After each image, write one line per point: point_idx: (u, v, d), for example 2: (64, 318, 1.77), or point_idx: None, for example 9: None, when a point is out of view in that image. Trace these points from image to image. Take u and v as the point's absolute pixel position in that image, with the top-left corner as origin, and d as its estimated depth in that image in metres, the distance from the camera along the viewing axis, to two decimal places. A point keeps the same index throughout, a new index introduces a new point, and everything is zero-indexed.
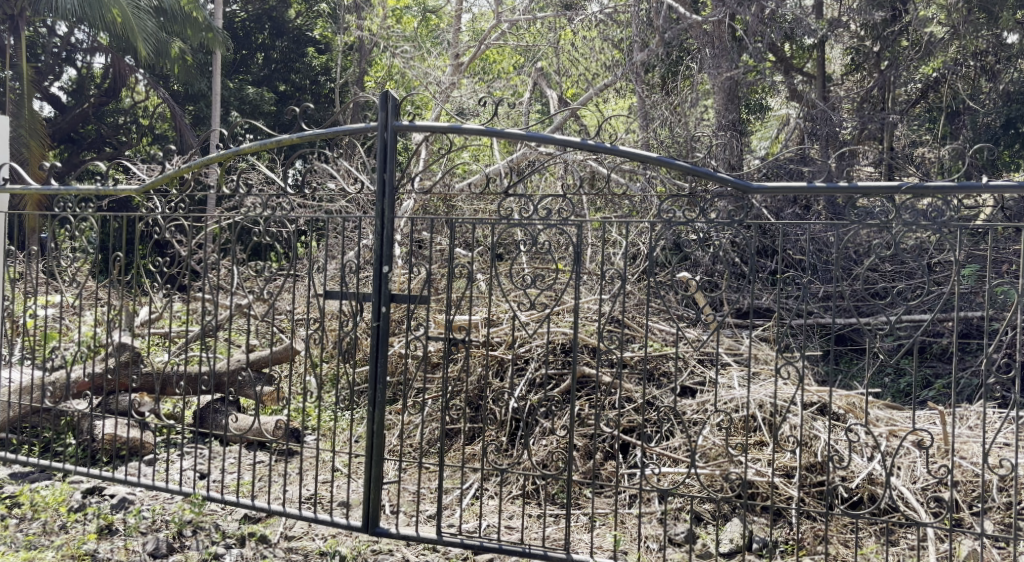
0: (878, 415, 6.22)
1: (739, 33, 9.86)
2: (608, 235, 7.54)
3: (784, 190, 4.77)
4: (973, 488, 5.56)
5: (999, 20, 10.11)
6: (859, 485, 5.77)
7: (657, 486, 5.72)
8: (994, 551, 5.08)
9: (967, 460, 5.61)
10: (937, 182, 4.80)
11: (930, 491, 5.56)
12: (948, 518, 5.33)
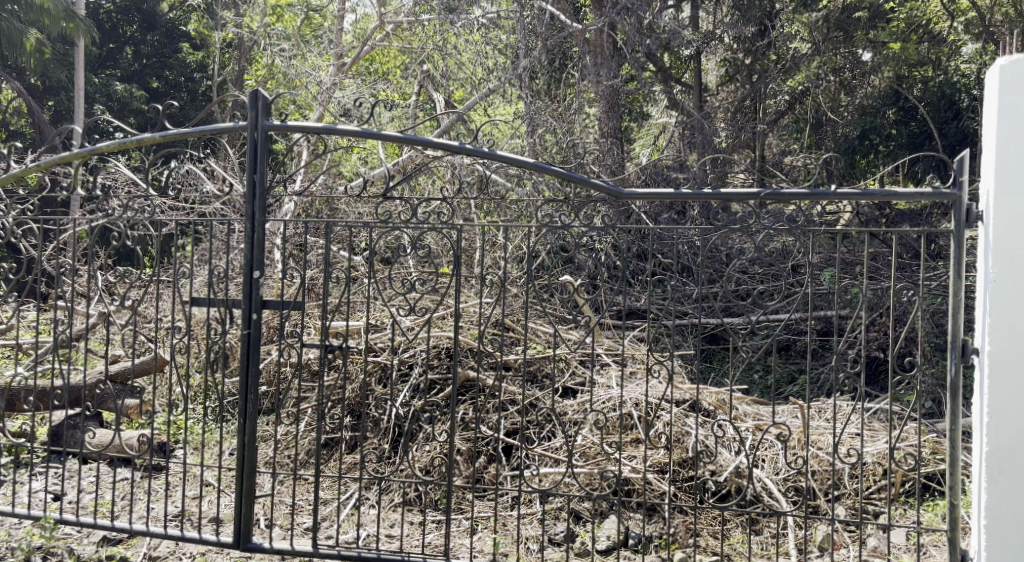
0: (747, 410, 6.49)
1: (619, 43, 10.06)
2: (490, 240, 7.58)
3: (652, 195, 4.91)
4: (826, 477, 5.89)
5: (854, 38, 10.91)
6: (727, 479, 6.01)
7: (536, 488, 5.80)
8: (847, 536, 5.40)
9: (823, 451, 5.94)
10: (794, 188, 5.02)
11: (790, 481, 5.85)
12: (807, 506, 5.63)
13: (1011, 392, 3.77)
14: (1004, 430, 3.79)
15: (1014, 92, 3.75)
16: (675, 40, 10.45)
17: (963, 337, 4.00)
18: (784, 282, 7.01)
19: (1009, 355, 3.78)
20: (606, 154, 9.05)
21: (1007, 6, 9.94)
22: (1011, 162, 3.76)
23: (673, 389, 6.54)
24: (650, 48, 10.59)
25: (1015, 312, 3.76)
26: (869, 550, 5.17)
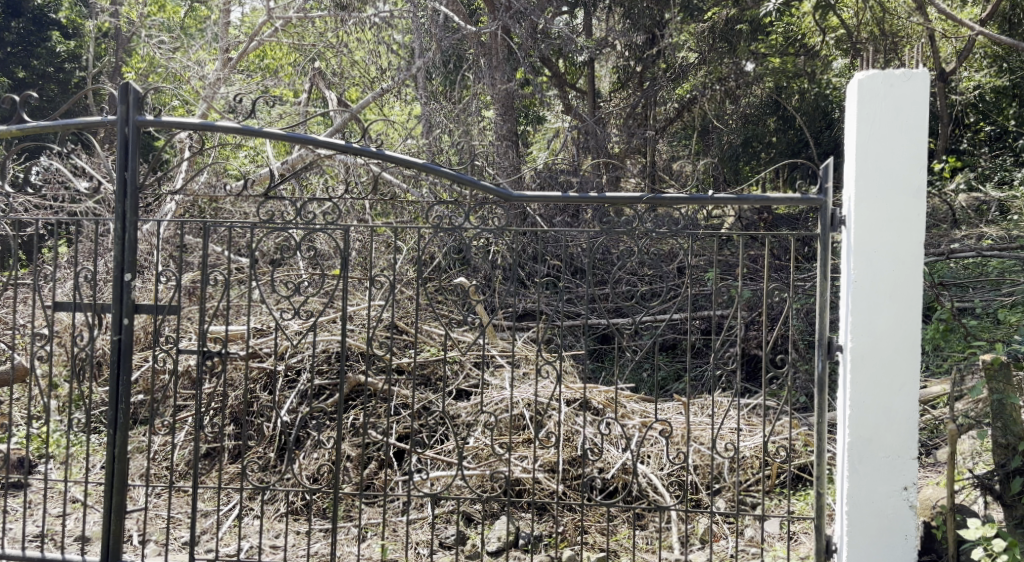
0: (635, 408, 6.56)
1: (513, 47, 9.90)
2: (382, 241, 7.45)
3: (539, 199, 4.92)
4: (707, 469, 6.04)
5: (738, 49, 10.70)
6: (614, 475, 6.05)
7: (427, 492, 5.68)
8: (726, 527, 5.55)
9: (705, 445, 6.08)
10: (676, 192, 5.12)
11: (674, 477, 5.96)
12: (689, 500, 5.77)
13: (870, 386, 3.98)
14: (864, 423, 3.98)
15: (871, 105, 3.95)
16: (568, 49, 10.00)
17: (828, 335, 4.18)
18: (672, 284, 7.12)
19: (869, 351, 3.98)
20: (502, 157, 9.03)
21: (871, 24, 10.30)
22: (869, 170, 3.96)
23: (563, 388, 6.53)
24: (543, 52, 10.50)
25: (874, 310, 3.96)
26: (746, 540, 5.33)
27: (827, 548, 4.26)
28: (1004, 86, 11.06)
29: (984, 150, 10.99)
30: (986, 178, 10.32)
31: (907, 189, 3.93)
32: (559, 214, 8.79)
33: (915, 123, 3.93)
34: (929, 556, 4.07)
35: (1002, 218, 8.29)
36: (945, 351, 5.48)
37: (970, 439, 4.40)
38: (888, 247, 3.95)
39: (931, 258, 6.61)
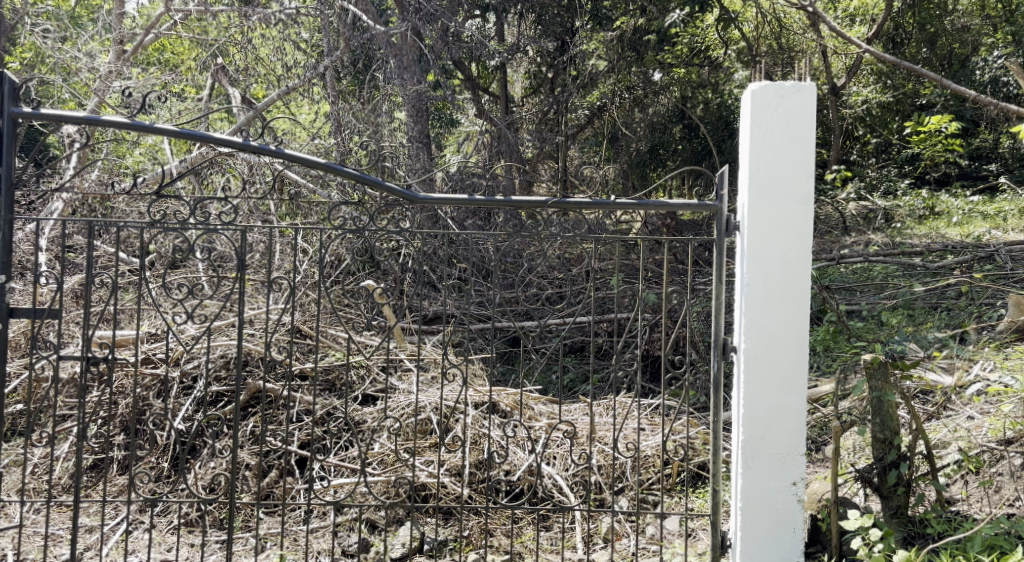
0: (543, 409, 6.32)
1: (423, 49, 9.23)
2: (289, 242, 7.27)
3: (444, 201, 4.62)
4: (612, 469, 5.90)
5: (646, 60, 10.50)
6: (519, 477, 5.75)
7: (328, 500, 5.41)
8: (628, 525, 5.45)
9: (608, 445, 5.89)
10: (579, 197, 4.93)
11: (578, 476, 5.76)
12: (592, 500, 5.66)
13: (762, 386, 4.08)
14: (756, 422, 4.09)
15: (763, 116, 4.04)
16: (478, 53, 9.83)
17: (723, 337, 4.26)
18: (582, 286, 7.06)
19: (761, 352, 4.08)
20: (415, 158, 8.88)
21: (770, 38, 10.66)
22: (761, 178, 4.06)
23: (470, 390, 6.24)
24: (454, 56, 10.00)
25: (766, 314, 4.07)
26: (648, 538, 5.30)
27: (721, 544, 4.35)
28: (889, 102, 11.55)
29: (871, 161, 11.62)
30: (873, 188, 10.80)
31: (797, 197, 4.05)
32: (470, 216, 8.39)
33: (804, 134, 4.03)
34: (815, 549, 4.18)
35: (887, 226, 8.68)
36: (832, 351, 5.68)
37: (852, 435, 4.55)
38: (778, 252, 4.06)
39: (820, 263, 6.84)
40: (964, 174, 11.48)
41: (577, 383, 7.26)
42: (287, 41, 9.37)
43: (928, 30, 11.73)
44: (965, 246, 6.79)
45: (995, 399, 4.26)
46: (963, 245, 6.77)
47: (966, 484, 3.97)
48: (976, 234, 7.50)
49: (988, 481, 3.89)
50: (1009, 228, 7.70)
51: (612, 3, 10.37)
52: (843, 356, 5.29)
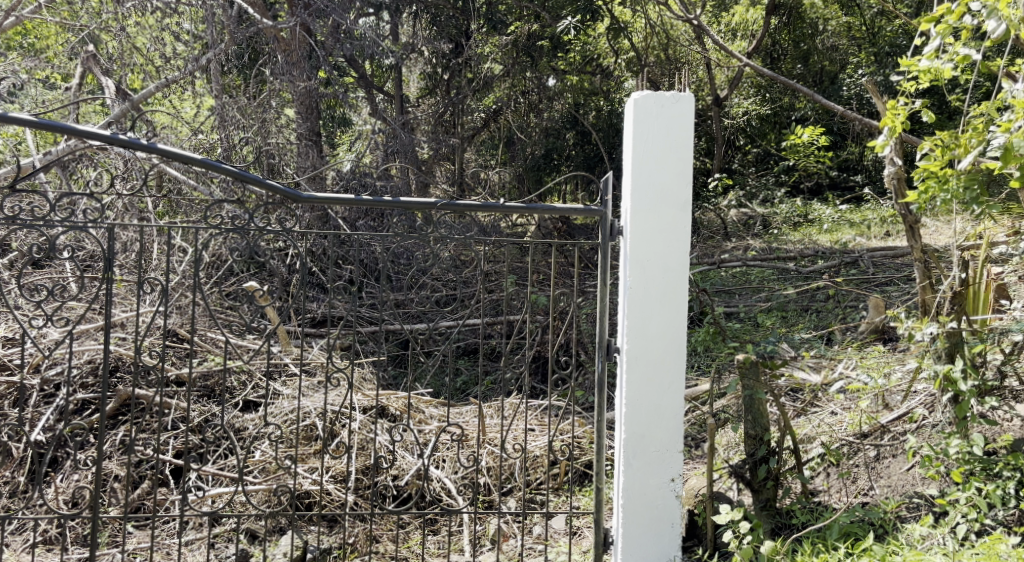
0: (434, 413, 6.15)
1: (314, 45, 9.02)
2: (168, 241, 6.99)
3: (332, 199, 4.15)
4: (502, 469, 5.79)
5: (540, 65, 10.67)
6: (407, 482, 5.58)
7: (202, 510, 5.11)
8: (516, 526, 5.38)
9: (498, 446, 5.79)
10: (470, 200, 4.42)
11: (469, 479, 5.64)
12: (481, 502, 5.53)
13: (645, 386, 4.04)
14: (638, 420, 4.05)
15: (646, 122, 3.96)
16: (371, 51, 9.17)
17: (606, 339, 4.18)
18: (472, 289, 6.96)
19: (643, 352, 4.03)
20: (304, 156, 8.76)
21: (658, 49, 11.01)
22: (643, 185, 3.98)
23: (357, 395, 6.08)
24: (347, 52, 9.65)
25: (646, 317, 4.01)
26: (534, 538, 5.22)
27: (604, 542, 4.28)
28: (767, 114, 12.23)
29: (752, 170, 11.86)
30: (752, 197, 11.11)
31: (676, 203, 3.99)
32: (363, 218, 8.30)
33: (683, 141, 3.97)
34: (692, 543, 4.27)
35: (764, 232, 9.08)
36: (713, 352, 5.82)
37: (728, 431, 4.67)
38: (658, 257, 4.00)
39: (702, 267, 7.09)
40: (835, 185, 12.12)
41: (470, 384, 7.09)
42: (165, 31, 8.54)
43: (801, 48, 12.66)
44: (835, 252, 7.19)
45: (855, 394, 4.45)
46: (832, 251, 7.17)
47: (827, 477, 4.15)
48: (846, 241, 7.87)
49: (847, 472, 4.08)
50: (872, 235, 8.17)
51: (507, 7, 10.48)
52: (722, 356, 5.42)
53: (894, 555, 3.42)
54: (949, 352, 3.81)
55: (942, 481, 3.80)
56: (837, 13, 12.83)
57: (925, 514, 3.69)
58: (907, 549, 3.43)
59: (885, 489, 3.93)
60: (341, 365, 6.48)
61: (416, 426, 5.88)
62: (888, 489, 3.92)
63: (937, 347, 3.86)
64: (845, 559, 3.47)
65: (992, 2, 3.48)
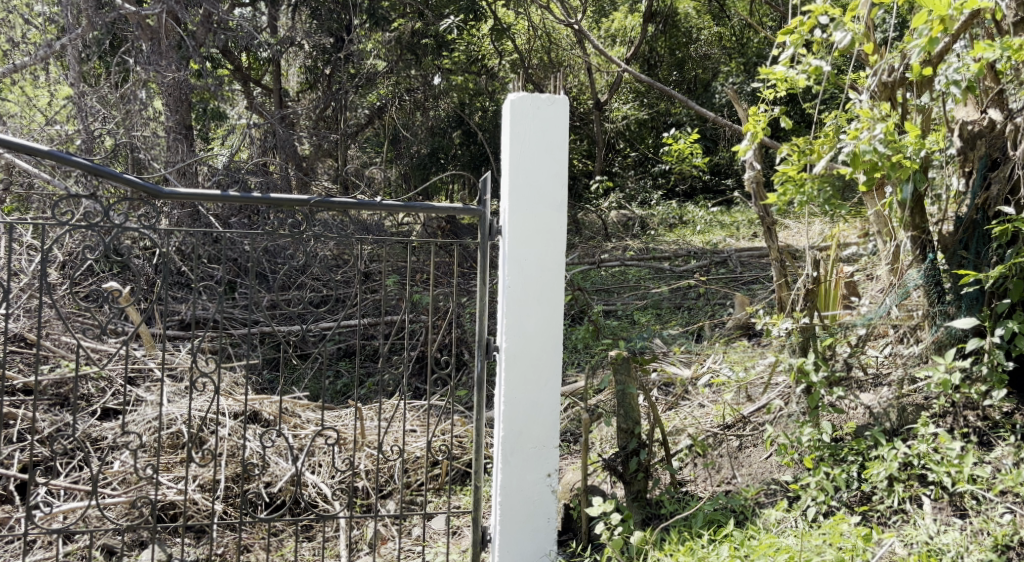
0: (311, 416, 5.74)
1: (182, 34, 8.64)
2: (19, 239, 6.61)
3: (196, 195, 3.94)
4: (381, 471, 5.41)
5: (424, 62, 10.47)
6: (281, 488, 5.18)
7: (53, 527, 4.63)
8: (396, 529, 5.10)
9: (378, 447, 5.49)
10: (346, 195, 4.05)
11: (346, 483, 5.27)
12: (360, 506, 5.17)
13: (522, 386, 3.91)
14: (515, 421, 3.92)
15: (522, 125, 3.81)
16: (246, 43, 9.01)
17: (484, 337, 4.01)
18: (350, 288, 6.84)
19: (521, 353, 3.89)
20: (173, 150, 8.36)
21: (541, 52, 11.27)
22: (520, 185, 3.83)
23: (227, 400, 5.72)
24: (218, 43, 9.24)
25: (523, 318, 3.87)
26: (412, 539, 4.96)
27: (480, 540, 4.13)
28: (645, 119, 12.66)
29: (630, 173, 12.31)
30: (631, 199, 11.58)
31: (551, 200, 3.85)
32: (237, 215, 8.12)
33: (560, 144, 3.84)
34: (567, 537, 4.27)
35: (642, 232, 9.35)
36: (591, 350, 5.90)
37: (606, 426, 4.79)
38: (535, 255, 3.86)
39: (583, 267, 7.25)
40: (707, 189, 12.57)
41: (351, 388, 6.82)
42: (16, 14, 8.05)
43: (676, 56, 13.13)
44: (705, 252, 7.47)
45: (721, 388, 4.69)
46: (703, 251, 7.43)
47: (694, 466, 4.30)
48: (716, 242, 8.25)
49: (712, 462, 4.25)
50: (740, 237, 8.51)
51: (391, 4, 9.96)
52: (598, 353, 5.51)
53: (750, 539, 3.56)
54: (802, 345, 4.05)
55: (796, 467, 3.99)
56: (710, 23, 13.29)
57: (781, 498, 3.88)
58: (763, 533, 3.57)
59: (745, 477, 4.11)
60: (211, 368, 6.22)
61: (288, 430, 5.47)
62: (749, 477, 4.11)
63: (792, 341, 4.08)
64: (709, 544, 3.59)
65: (837, 15, 3.72)
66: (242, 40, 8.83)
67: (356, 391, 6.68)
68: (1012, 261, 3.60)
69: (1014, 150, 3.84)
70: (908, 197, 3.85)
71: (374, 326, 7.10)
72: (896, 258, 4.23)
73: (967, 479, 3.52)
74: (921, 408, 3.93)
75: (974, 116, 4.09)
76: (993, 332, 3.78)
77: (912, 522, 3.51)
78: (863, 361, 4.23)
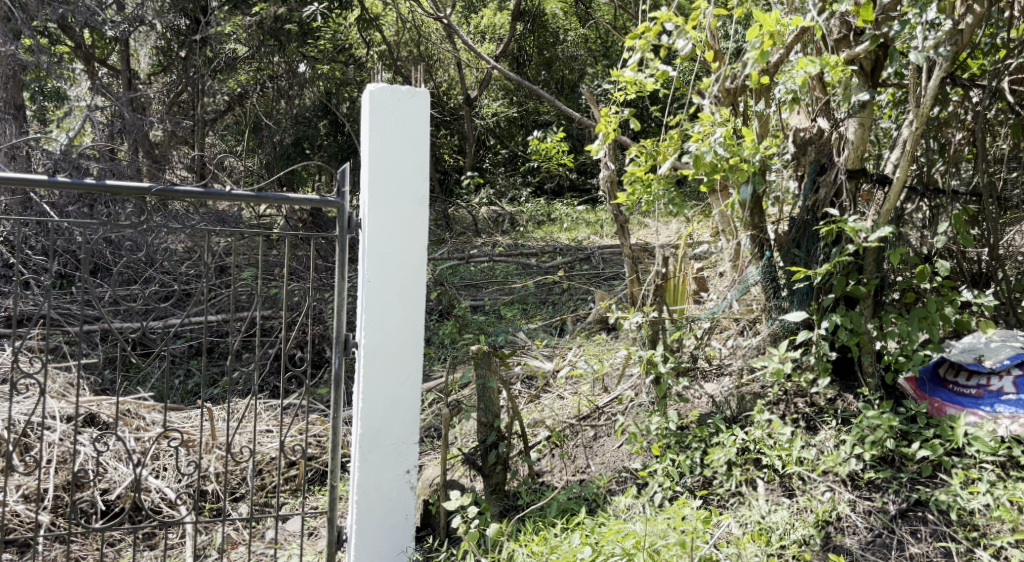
0: (156, 418, 5.43)
1: (16, 7, 8.04)
2: None
3: (22, 181, 3.71)
4: (232, 474, 5.11)
5: (288, 50, 10.06)
6: (120, 496, 4.80)
7: None
8: (247, 533, 4.79)
9: (229, 450, 5.16)
10: (189, 185, 3.92)
11: (194, 486, 4.91)
12: (208, 511, 4.81)
13: (381, 382, 3.90)
14: (374, 416, 3.91)
15: (382, 117, 3.80)
16: (87, 19, 8.49)
17: (342, 334, 3.96)
18: (202, 282, 6.61)
19: (380, 348, 3.89)
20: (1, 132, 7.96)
21: (409, 44, 11.26)
22: (380, 178, 3.82)
23: (59, 402, 5.35)
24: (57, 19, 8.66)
25: (382, 312, 3.87)
26: (265, 542, 4.72)
27: (336, 540, 4.08)
28: (514, 117, 12.84)
29: (501, 170, 12.44)
30: (501, 195, 11.72)
31: (413, 196, 3.87)
32: (74, 203, 7.71)
33: (420, 137, 3.86)
34: (424, 533, 4.28)
35: (512, 229, 9.48)
36: (455, 344, 5.92)
37: (469, 422, 4.84)
38: (395, 250, 3.87)
39: (451, 262, 7.28)
40: (574, 187, 12.84)
41: (202, 387, 6.52)
42: None
43: (545, 55, 13.42)
44: (571, 248, 7.61)
45: (578, 380, 4.85)
46: (569, 247, 7.57)
47: (551, 457, 4.41)
48: (582, 238, 8.51)
49: (567, 452, 4.38)
50: (605, 234, 8.76)
51: None
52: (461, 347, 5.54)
53: (600, 526, 3.67)
54: (651, 338, 4.24)
55: (644, 455, 4.16)
56: (577, 24, 13.50)
57: (630, 486, 4.03)
58: (612, 519, 3.69)
59: (599, 466, 4.26)
60: (41, 370, 5.84)
61: (130, 433, 5.12)
62: (602, 466, 4.26)
63: (643, 334, 4.27)
64: (561, 533, 3.68)
65: (680, 23, 3.89)
66: (81, 19, 8.37)
67: (208, 389, 6.41)
68: (837, 259, 3.86)
69: (839, 156, 4.11)
70: (746, 198, 4.07)
71: (228, 322, 6.93)
72: (738, 256, 4.50)
73: (796, 461, 3.78)
74: (758, 396, 4.17)
75: (805, 124, 4.36)
76: (820, 324, 4.05)
77: (747, 504, 3.71)
78: (707, 352, 4.46)
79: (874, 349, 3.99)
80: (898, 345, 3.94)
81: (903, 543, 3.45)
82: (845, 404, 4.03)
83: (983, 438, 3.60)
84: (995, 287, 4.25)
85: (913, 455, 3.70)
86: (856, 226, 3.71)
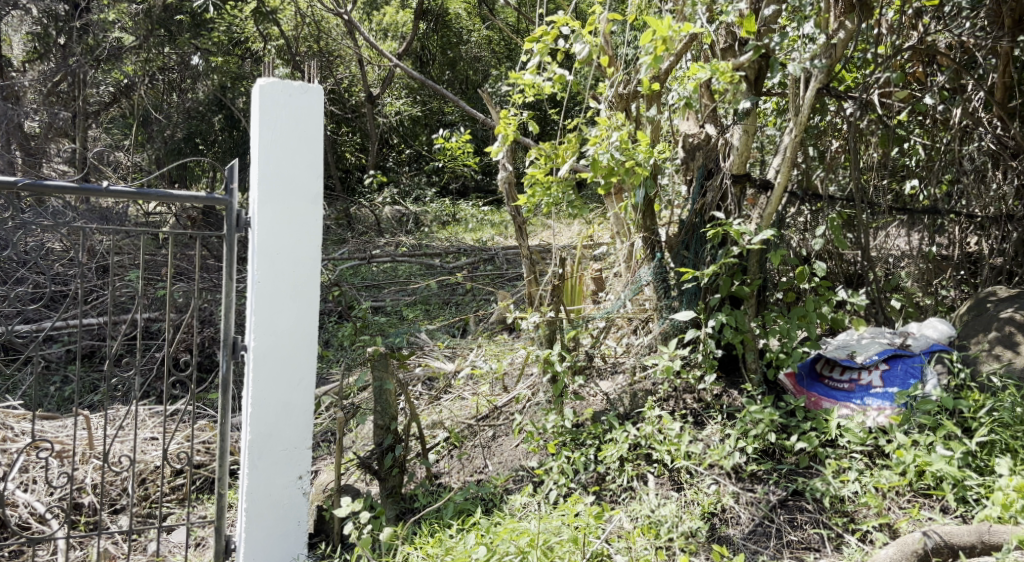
0: (25, 428, 5.19)
1: None
2: None
3: None
4: (111, 485, 4.90)
5: (178, 41, 9.86)
6: None
7: None
8: (127, 545, 4.59)
9: (106, 460, 4.95)
10: (60, 180, 3.75)
11: (66, 499, 4.69)
12: (82, 525, 4.60)
13: (272, 384, 3.85)
14: (264, 419, 3.85)
15: (274, 113, 3.75)
16: None
17: (230, 336, 3.87)
18: (80, 284, 6.35)
19: (271, 350, 3.84)
20: None
21: (308, 39, 11.10)
22: (272, 177, 3.77)
23: None
24: None
25: (274, 313, 3.82)
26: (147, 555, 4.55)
27: (224, 548, 3.98)
28: (418, 116, 12.82)
29: (405, 169, 12.44)
30: (405, 194, 11.72)
31: (306, 195, 3.84)
32: None
33: (314, 136, 3.83)
34: (318, 539, 4.24)
35: (416, 229, 9.47)
36: (354, 345, 5.89)
37: (366, 425, 4.82)
38: (287, 250, 3.82)
39: (354, 263, 7.24)
40: (479, 187, 12.92)
41: (80, 394, 6.24)
42: None
43: (448, 55, 13.46)
44: (475, 249, 7.64)
45: (476, 380, 4.90)
46: (472, 248, 7.62)
47: (449, 458, 4.45)
48: (486, 239, 8.61)
49: (465, 453, 4.43)
50: (509, 235, 8.86)
51: None
52: (360, 347, 5.52)
53: (496, 525, 3.72)
54: (548, 337, 4.33)
55: (540, 453, 4.23)
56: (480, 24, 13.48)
57: (526, 484, 4.09)
58: (508, 518, 3.74)
59: (496, 466, 4.32)
60: None
61: None
62: (499, 465, 4.31)
63: (540, 334, 4.35)
64: (456, 534, 3.72)
65: (577, 28, 3.97)
66: None
67: (88, 396, 6.13)
68: (723, 261, 4.02)
69: (726, 162, 4.27)
70: (640, 202, 4.24)
71: (109, 325, 6.68)
72: (631, 257, 4.61)
73: (683, 456, 3.89)
74: (649, 393, 4.29)
75: (694, 130, 4.51)
76: (706, 323, 4.20)
77: (638, 498, 3.81)
78: (602, 351, 4.56)
79: (757, 346, 4.17)
80: (779, 343, 4.12)
81: (782, 531, 3.62)
82: (730, 399, 4.20)
83: (854, 430, 3.80)
84: (867, 286, 4.49)
85: (791, 447, 3.89)
86: (740, 229, 3.88)
